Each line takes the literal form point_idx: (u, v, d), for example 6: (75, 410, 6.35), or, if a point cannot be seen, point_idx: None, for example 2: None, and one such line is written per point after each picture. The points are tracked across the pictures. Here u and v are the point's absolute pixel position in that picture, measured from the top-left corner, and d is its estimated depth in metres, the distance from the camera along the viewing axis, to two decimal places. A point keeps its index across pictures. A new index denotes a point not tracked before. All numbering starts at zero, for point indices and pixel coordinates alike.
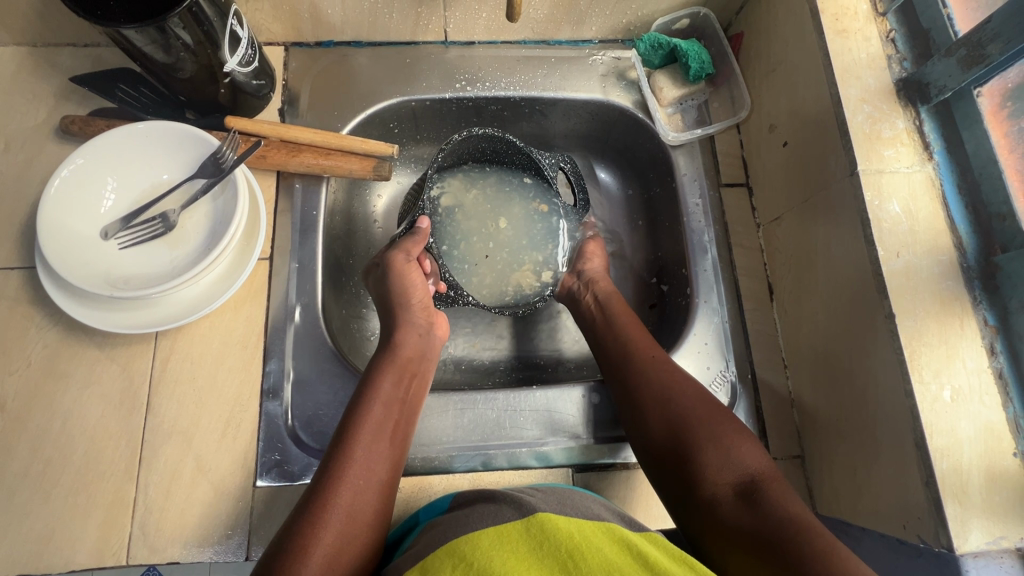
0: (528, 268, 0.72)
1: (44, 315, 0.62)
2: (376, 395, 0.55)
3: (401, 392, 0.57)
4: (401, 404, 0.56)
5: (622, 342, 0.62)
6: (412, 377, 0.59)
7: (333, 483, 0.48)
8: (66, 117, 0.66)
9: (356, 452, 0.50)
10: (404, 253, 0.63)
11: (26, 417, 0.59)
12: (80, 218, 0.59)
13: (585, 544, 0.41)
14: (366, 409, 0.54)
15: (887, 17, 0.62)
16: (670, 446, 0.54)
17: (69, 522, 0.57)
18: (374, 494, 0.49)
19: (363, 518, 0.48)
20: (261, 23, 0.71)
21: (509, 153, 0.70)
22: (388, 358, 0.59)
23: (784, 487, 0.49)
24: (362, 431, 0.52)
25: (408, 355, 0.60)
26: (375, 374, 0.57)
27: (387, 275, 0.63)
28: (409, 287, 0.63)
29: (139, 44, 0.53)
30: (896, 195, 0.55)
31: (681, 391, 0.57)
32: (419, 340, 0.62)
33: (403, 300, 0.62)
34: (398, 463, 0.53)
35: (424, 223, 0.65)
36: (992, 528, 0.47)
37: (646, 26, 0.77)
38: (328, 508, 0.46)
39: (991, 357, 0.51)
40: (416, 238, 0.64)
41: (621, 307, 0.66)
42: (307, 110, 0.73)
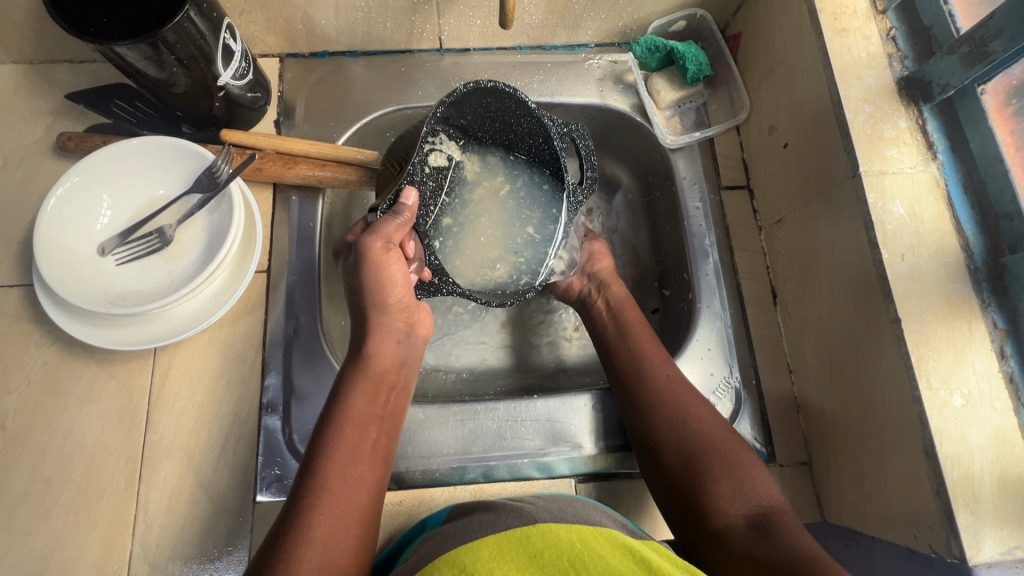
0: (522, 252, 0.66)
1: (44, 332, 0.62)
2: (348, 414, 0.53)
3: (377, 409, 0.55)
4: (378, 422, 0.54)
5: (635, 356, 0.61)
6: (387, 392, 0.56)
7: (310, 513, 0.46)
8: (63, 134, 0.66)
9: (330, 479, 0.48)
10: (385, 238, 0.54)
11: (26, 435, 0.59)
12: (76, 235, 0.59)
13: (587, 552, 0.40)
14: (340, 431, 0.51)
15: (887, 16, 0.61)
16: (682, 474, 0.53)
17: (69, 540, 0.57)
18: (353, 522, 0.47)
19: (342, 547, 0.46)
20: (255, 35, 0.70)
21: (518, 115, 0.60)
22: (360, 372, 0.56)
23: (794, 519, 0.48)
24: (337, 455, 0.50)
25: (385, 368, 0.57)
26: (347, 388, 0.54)
27: (361, 262, 0.54)
28: (388, 281, 0.55)
29: (132, 60, 0.53)
30: (899, 196, 0.54)
31: (696, 414, 0.56)
32: (397, 348, 0.59)
33: (380, 300, 0.56)
34: (378, 486, 0.52)
35: (410, 201, 0.56)
36: (1006, 537, 0.45)
37: (642, 29, 0.76)
38: (300, 540, 0.44)
39: (1001, 360, 0.50)
40: (398, 219, 0.55)
41: (636, 318, 0.65)
42: (303, 121, 0.73)
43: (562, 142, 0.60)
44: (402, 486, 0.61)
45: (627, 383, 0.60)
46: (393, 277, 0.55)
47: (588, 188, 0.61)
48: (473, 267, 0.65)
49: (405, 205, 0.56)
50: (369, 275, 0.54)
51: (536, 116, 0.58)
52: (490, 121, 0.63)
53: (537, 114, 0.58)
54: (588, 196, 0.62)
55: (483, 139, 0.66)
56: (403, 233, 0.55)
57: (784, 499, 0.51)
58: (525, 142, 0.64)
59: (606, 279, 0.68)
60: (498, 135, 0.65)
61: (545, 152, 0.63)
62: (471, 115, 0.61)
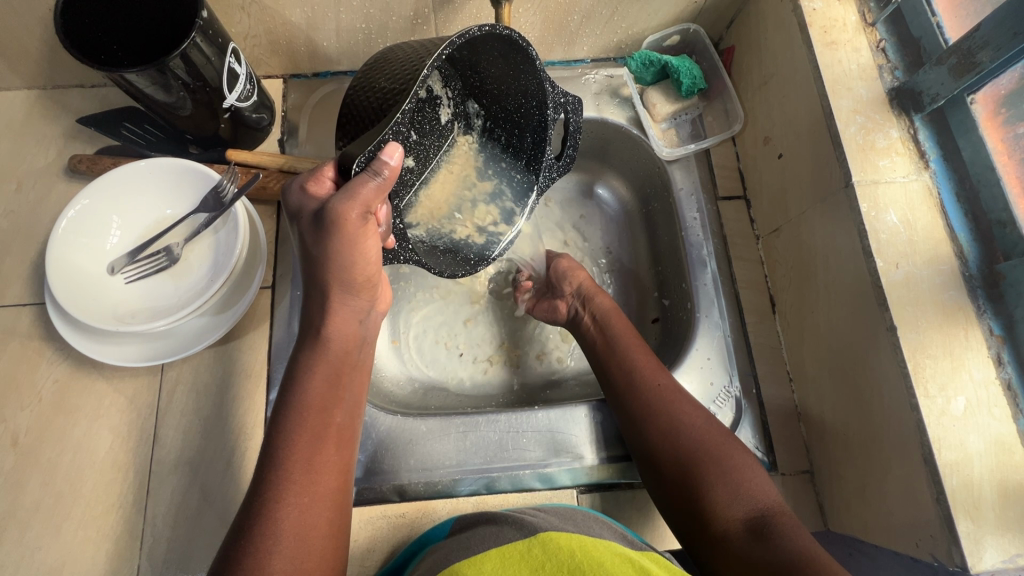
0: (484, 211, 0.66)
1: (55, 349, 0.63)
2: (305, 401, 0.49)
3: (338, 392, 0.51)
4: (341, 405, 0.51)
5: (625, 364, 0.61)
6: (347, 374, 0.53)
7: (275, 506, 0.44)
8: (74, 156, 0.68)
9: (292, 470, 0.46)
10: (363, 207, 0.47)
11: (38, 451, 0.60)
12: (87, 255, 0.60)
13: (587, 560, 0.40)
14: (297, 418, 0.48)
15: (877, 28, 0.62)
16: (680, 479, 0.53)
17: (79, 555, 0.58)
18: (323, 509, 0.46)
19: (313, 535, 0.44)
20: (260, 58, 0.72)
21: (518, 71, 0.56)
22: (318, 356, 0.51)
23: (789, 519, 0.49)
24: (299, 444, 0.47)
25: (347, 349, 0.53)
26: (302, 368, 0.51)
27: (329, 229, 0.47)
28: (360, 249, 0.50)
29: (142, 86, 0.55)
30: (893, 205, 0.55)
31: (688, 418, 0.56)
32: (359, 327, 0.55)
33: (347, 274, 0.51)
34: (346, 469, 0.50)
35: (394, 161, 0.47)
36: (1007, 546, 0.45)
37: (637, 44, 0.77)
38: (270, 535, 0.42)
39: (998, 367, 0.50)
40: (377, 181, 0.46)
41: (620, 321, 0.66)
42: (306, 140, 0.74)
43: (553, 111, 0.59)
44: (405, 497, 0.62)
45: (620, 392, 0.60)
46: (365, 251, 0.50)
47: (564, 166, 0.65)
48: (427, 210, 0.63)
49: (387, 167, 0.46)
50: (338, 245, 0.48)
51: (538, 78, 0.55)
52: (482, 64, 0.57)
53: (541, 76, 0.55)
54: (559, 174, 0.66)
55: (469, 77, 0.60)
56: (379, 198, 0.47)
57: (779, 497, 0.51)
58: (507, 97, 0.61)
59: (590, 294, 0.69)
60: (486, 78, 0.60)
61: (530, 113, 0.61)
62: (471, 54, 0.55)
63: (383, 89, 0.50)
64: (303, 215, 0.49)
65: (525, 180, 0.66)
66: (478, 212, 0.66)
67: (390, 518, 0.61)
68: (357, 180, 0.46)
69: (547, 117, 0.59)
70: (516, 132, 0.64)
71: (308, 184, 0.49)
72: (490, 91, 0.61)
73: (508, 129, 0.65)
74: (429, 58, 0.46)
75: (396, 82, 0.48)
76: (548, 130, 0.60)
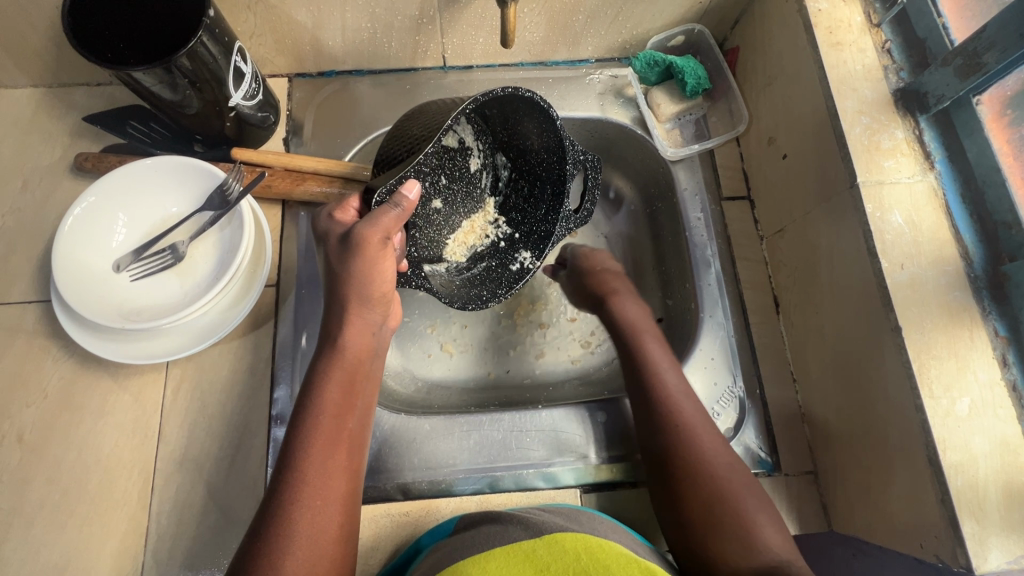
0: (501, 254, 0.72)
1: (61, 347, 0.63)
2: (321, 405, 0.50)
3: (352, 400, 0.52)
4: (353, 412, 0.51)
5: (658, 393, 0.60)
6: (360, 382, 0.53)
7: (290, 508, 0.45)
8: (80, 154, 0.68)
9: (309, 472, 0.46)
10: (383, 232, 0.50)
11: (43, 447, 0.60)
12: (93, 253, 0.61)
13: (593, 563, 0.40)
14: (313, 422, 0.49)
15: (882, 29, 0.62)
16: (700, 523, 0.53)
17: (84, 551, 0.58)
18: (336, 512, 0.46)
19: (326, 537, 0.45)
20: (265, 56, 0.73)
21: (540, 133, 0.63)
22: (332, 363, 0.52)
23: (809, 573, 0.48)
24: (314, 445, 0.48)
25: (357, 357, 0.53)
26: (317, 374, 0.52)
27: (352, 250, 0.50)
28: (379, 268, 0.52)
29: (148, 84, 0.55)
30: (898, 206, 0.55)
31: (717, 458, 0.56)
32: (372, 339, 0.55)
33: (359, 291, 0.52)
34: (356, 473, 0.50)
35: (412, 195, 0.51)
36: (1012, 547, 0.45)
37: (642, 45, 0.77)
38: (285, 534, 0.43)
39: (1003, 368, 0.50)
40: (397, 211, 0.51)
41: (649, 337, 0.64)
42: (311, 139, 0.75)
43: (572, 166, 0.63)
44: (409, 496, 0.62)
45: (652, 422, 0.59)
46: (384, 272, 0.52)
47: (581, 219, 0.65)
48: (456, 244, 0.70)
49: (405, 200, 0.51)
50: (359, 263, 0.51)
51: (558, 138, 0.61)
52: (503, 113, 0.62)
53: (563, 135, 0.60)
54: (578, 227, 0.66)
55: (495, 131, 0.68)
56: (397, 225, 0.51)
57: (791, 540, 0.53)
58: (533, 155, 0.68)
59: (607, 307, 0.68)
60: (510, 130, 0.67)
61: (552, 167, 0.66)
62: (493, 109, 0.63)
63: (413, 135, 0.56)
64: (328, 238, 0.53)
65: (542, 228, 0.68)
66: (497, 254, 0.72)
67: (393, 517, 0.60)
68: (379, 209, 0.51)
69: (567, 172, 0.63)
70: (539, 185, 0.69)
71: (335, 211, 0.54)
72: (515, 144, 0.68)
73: (530, 181, 0.70)
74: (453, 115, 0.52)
75: (426, 132, 0.55)
76: (567, 180, 0.64)
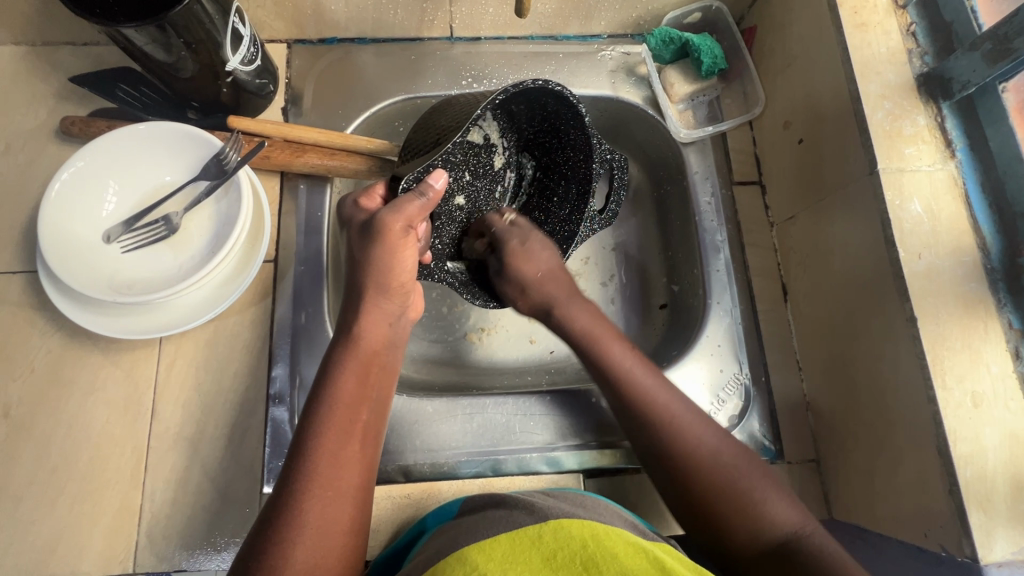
0: None
1: (48, 320, 0.61)
2: (336, 396, 0.49)
3: (366, 391, 0.51)
4: (366, 402, 0.51)
5: (625, 393, 0.54)
6: (375, 373, 0.52)
7: (301, 498, 0.44)
8: (66, 118, 0.65)
9: (320, 463, 0.45)
10: (405, 221, 0.52)
11: (31, 424, 0.58)
12: (81, 222, 0.58)
13: (601, 552, 0.39)
14: (327, 414, 0.48)
15: (907, 11, 0.60)
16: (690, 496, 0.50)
17: (75, 531, 0.56)
18: (346, 504, 0.45)
19: (336, 529, 0.44)
20: (264, 19, 0.69)
21: (569, 127, 0.63)
22: (347, 353, 0.51)
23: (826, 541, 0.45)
24: (327, 437, 0.47)
25: (373, 348, 0.53)
26: (332, 364, 0.51)
27: (374, 236, 0.52)
28: (398, 256, 0.53)
29: (140, 43, 0.52)
30: (918, 195, 0.54)
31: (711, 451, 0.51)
32: (388, 330, 0.55)
33: (381, 278, 0.53)
34: (369, 465, 0.48)
35: (437, 184, 0.53)
36: (1017, 538, 0.45)
37: (657, 21, 0.75)
38: (295, 525, 0.42)
39: (1016, 361, 0.49)
40: (421, 200, 0.53)
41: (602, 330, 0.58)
42: (311, 109, 0.71)
43: (598, 166, 0.64)
44: (410, 478, 0.61)
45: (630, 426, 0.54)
46: (404, 260, 0.54)
47: (605, 220, 0.65)
48: None
49: (431, 189, 0.53)
50: (380, 251, 0.52)
51: (586, 130, 0.61)
52: (529, 112, 0.63)
53: (590, 131, 0.61)
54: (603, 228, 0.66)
55: (523, 131, 0.67)
56: (421, 216, 0.53)
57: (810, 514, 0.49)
58: (558, 148, 0.67)
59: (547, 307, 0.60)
60: (540, 130, 0.66)
61: (578, 167, 0.66)
62: (522, 110, 0.63)
63: (439, 127, 0.56)
64: (353, 224, 0.55)
65: (566, 228, 0.68)
66: None
67: (394, 499, 0.60)
68: (405, 198, 0.53)
69: (593, 171, 0.64)
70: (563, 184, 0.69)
71: (361, 198, 0.56)
72: (542, 143, 0.68)
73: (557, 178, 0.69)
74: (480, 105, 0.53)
75: (450, 126, 0.55)
76: (593, 181, 0.65)
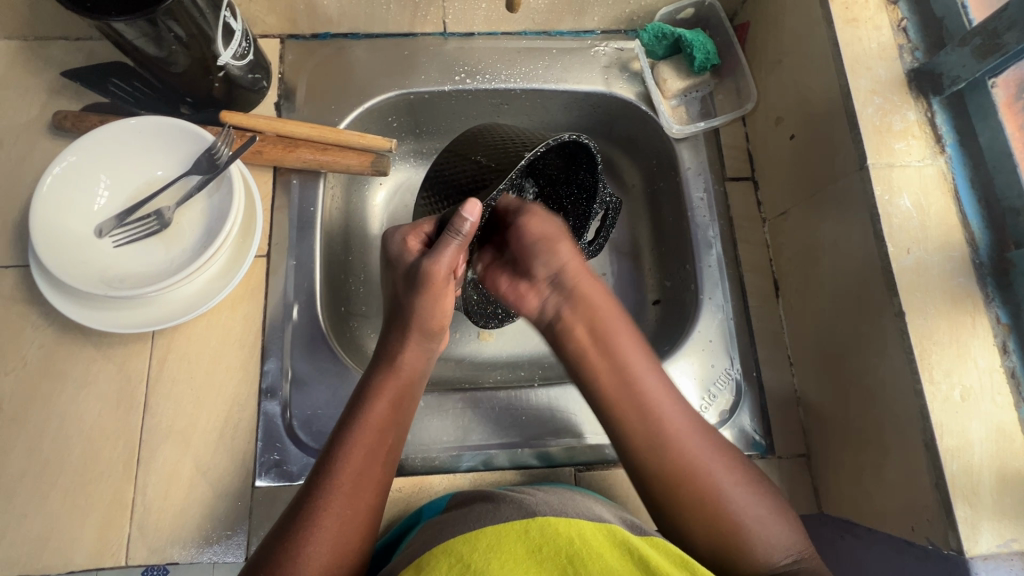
0: None
1: (40, 314, 0.61)
2: (368, 420, 0.50)
3: (397, 417, 0.52)
4: (396, 427, 0.52)
5: (649, 426, 0.52)
6: (407, 402, 0.53)
7: (318, 517, 0.45)
8: (59, 112, 0.65)
9: (343, 484, 0.47)
10: (448, 266, 0.52)
11: (23, 417, 0.58)
12: (73, 216, 0.58)
13: (585, 548, 0.40)
14: (356, 437, 0.49)
15: (899, 6, 0.60)
16: (711, 538, 0.49)
17: (67, 524, 0.56)
18: (360, 525, 0.47)
19: (348, 548, 0.45)
20: (256, 14, 0.70)
21: (579, 170, 0.62)
22: (385, 377, 0.53)
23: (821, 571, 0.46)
24: (352, 459, 0.48)
25: (407, 377, 0.54)
26: (369, 388, 0.52)
27: (418, 281, 0.53)
28: (440, 302, 0.55)
29: (130, 37, 0.52)
30: (907, 190, 0.54)
31: (738, 494, 0.50)
32: (422, 363, 0.56)
33: (422, 318, 0.55)
34: (387, 487, 0.50)
35: (473, 219, 0.49)
36: (1003, 530, 0.46)
37: (650, 16, 0.75)
38: (309, 541, 0.44)
39: (1003, 355, 0.49)
40: (458, 240, 0.51)
41: (641, 362, 0.55)
42: (304, 105, 0.71)
43: (598, 207, 0.66)
44: (402, 472, 0.61)
45: (648, 451, 0.51)
46: (442, 304, 0.55)
47: (593, 250, 0.70)
48: None
49: (467, 227, 0.50)
50: (424, 296, 0.53)
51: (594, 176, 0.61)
52: (550, 154, 0.60)
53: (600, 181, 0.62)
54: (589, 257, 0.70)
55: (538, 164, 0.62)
56: (459, 256, 0.53)
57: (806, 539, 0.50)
58: (563, 183, 0.66)
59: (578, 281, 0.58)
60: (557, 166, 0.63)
61: (579, 203, 0.67)
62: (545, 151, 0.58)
63: (477, 164, 0.57)
64: (399, 263, 0.55)
65: None
66: None
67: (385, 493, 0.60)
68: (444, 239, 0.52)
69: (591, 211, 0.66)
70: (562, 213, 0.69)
71: (408, 236, 0.56)
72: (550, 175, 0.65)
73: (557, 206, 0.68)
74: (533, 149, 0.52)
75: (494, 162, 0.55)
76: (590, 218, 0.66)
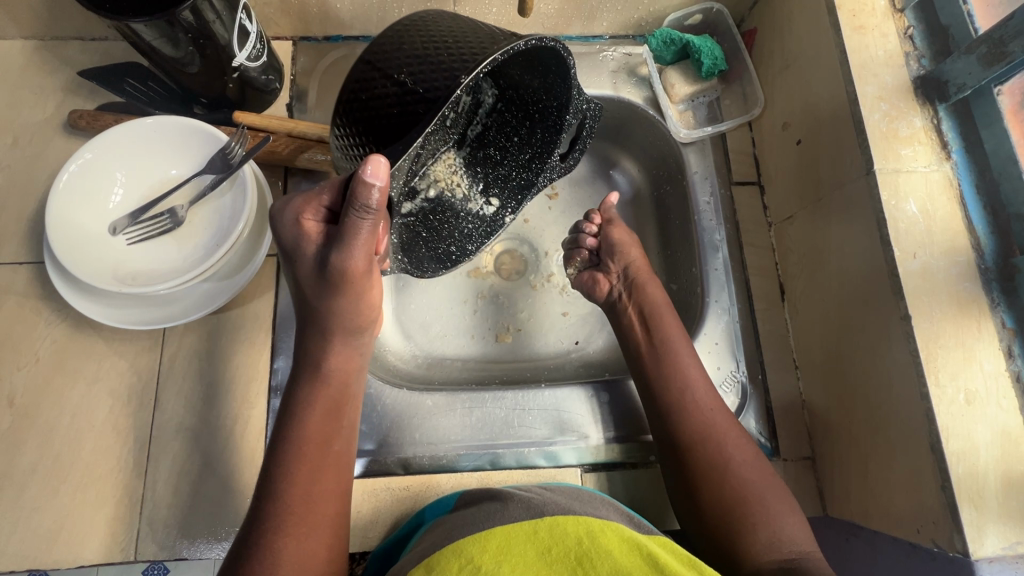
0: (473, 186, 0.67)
1: (53, 310, 0.61)
2: (303, 436, 0.51)
3: (334, 424, 0.53)
4: (334, 435, 0.52)
5: (682, 386, 0.59)
6: (345, 405, 0.54)
7: (271, 537, 0.46)
8: (74, 111, 0.65)
9: (292, 501, 0.48)
10: (363, 252, 0.47)
11: (35, 412, 0.59)
12: (88, 214, 0.59)
13: (594, 547, 0.40)
14: (291, 456, 0.50)
15: (905, 15, 0.61)
16: (721, 519, 0.53)
17: (77, 519, 0.57)
18: (324, 534, 0.49)
19: (315, 558, 0.47)
20: (270, 17, 0.70)
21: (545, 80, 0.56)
22: (316, 387, 0.53)
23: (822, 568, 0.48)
24: (295, 477, 0.49)
25: (340, 379, 0.54)
26: (299, 400, 0.52)
27: (336, 278, 0.48)
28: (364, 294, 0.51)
29: (149, 38, 0.53)
30: (913, 195, 0.55)
31: (743, 473, 0.55)
32: (358, 358, 0.55)
33: (347, 317, 0.52)
34: (344, 491, 0.52)
35: (379, 187, 0.41)
36: (1009, 534, 0.46)
37: (658, 22, 0.76)
38: (272, 560, 0.45)
39: (1008, 359, 0.50)
40: (366, 224, 0.45)
41: (680, 339, 0.62)
42: (316, 107, 0.72)
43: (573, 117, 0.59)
44: (410, 471, 0.62)
45: (673, 418, 0.58)
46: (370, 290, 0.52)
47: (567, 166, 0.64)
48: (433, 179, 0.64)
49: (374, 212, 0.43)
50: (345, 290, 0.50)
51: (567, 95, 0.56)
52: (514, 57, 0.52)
53: (571, 85, 0.54)
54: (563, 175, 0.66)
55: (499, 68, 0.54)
56: (373, 239, 0.47)
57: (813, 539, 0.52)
58: (527, 89, 0.59)
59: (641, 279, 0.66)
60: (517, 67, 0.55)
61: (547, 112, 0.60)
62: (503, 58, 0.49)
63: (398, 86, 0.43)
64: (302, 254, 0.49)
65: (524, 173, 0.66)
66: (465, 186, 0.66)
67: (393, 491, 0.60)
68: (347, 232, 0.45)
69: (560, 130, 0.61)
70: (528, 124, 0.63)
71: (303, 215, 0.48)
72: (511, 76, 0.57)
73: (519, 114, 0.62)
74: (464, 73, 0.40)
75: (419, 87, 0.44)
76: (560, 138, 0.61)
